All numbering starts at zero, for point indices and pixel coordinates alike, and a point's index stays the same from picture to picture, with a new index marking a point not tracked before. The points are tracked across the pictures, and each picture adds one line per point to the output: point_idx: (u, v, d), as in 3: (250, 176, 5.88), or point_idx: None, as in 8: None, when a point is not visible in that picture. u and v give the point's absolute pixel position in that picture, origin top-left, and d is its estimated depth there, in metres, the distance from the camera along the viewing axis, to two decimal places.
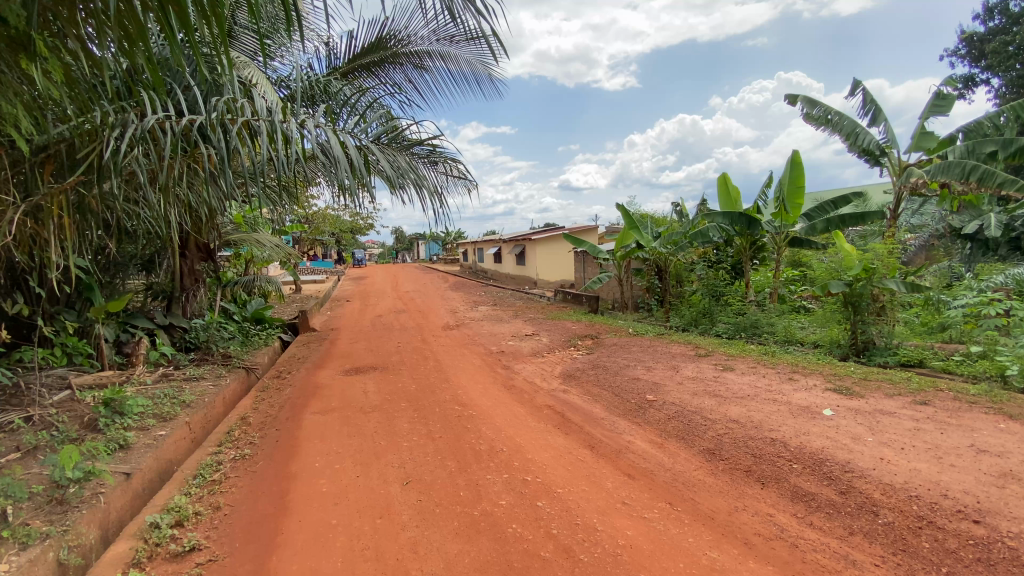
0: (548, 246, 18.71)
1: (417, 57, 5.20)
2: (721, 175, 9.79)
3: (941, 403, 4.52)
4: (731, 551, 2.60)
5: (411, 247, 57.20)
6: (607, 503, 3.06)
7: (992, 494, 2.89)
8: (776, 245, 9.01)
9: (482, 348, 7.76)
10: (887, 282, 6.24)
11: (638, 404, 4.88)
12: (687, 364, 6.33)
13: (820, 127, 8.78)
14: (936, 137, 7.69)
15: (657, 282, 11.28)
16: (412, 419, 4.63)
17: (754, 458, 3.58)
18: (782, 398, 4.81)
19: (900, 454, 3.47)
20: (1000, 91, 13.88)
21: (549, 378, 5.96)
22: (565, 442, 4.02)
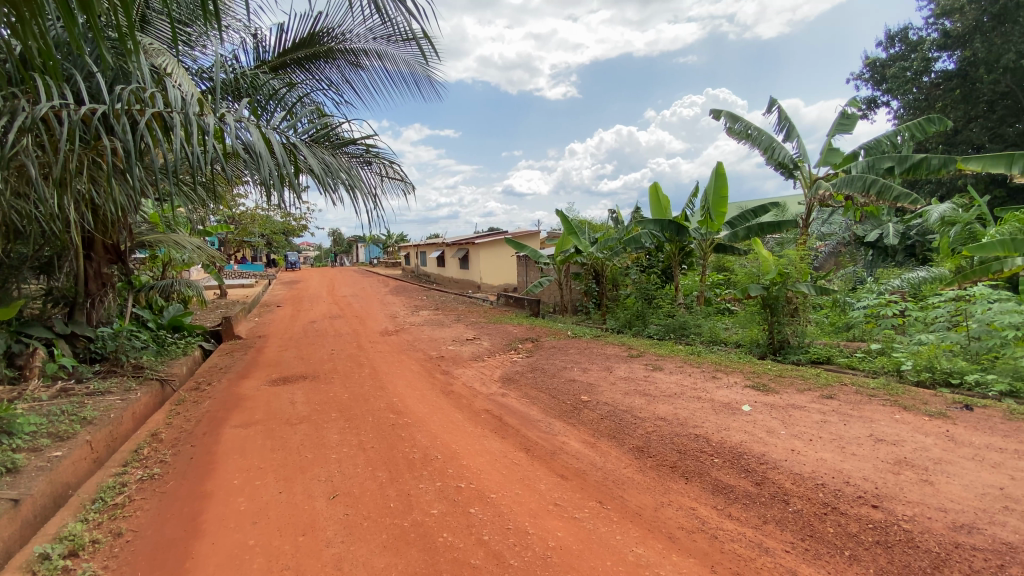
0: (491, 250, 18.73)
1: (353, 55, 5.04)
2: (653, 184, 10.23)
3: (845, 397, 4.92)
4: (656, 545, 2.68)
5: (350, 251, 55.47)
6: (539, 505, 3.07)
7: (888, 480, 3.17)
8: (702, 251, 9.45)
9: (421, 353, 7.62)
10: (799, 286, 6.78)
11: (573, 405, 4.97)
12: (621, 364, 6.52)
13: (741, 141, 9.38)
14: (841, 153, 8.43)
15: (594, 286, 11.61)
16: (342, 430, 4.44)
17: (679, 454, 3.73)
18: (706, 396, 5.06)
19: (808, 445, 3.74)
20: (899, 112, 15.43)
21: (488, 382, 5.93)
22: (500, 446, 4.00)
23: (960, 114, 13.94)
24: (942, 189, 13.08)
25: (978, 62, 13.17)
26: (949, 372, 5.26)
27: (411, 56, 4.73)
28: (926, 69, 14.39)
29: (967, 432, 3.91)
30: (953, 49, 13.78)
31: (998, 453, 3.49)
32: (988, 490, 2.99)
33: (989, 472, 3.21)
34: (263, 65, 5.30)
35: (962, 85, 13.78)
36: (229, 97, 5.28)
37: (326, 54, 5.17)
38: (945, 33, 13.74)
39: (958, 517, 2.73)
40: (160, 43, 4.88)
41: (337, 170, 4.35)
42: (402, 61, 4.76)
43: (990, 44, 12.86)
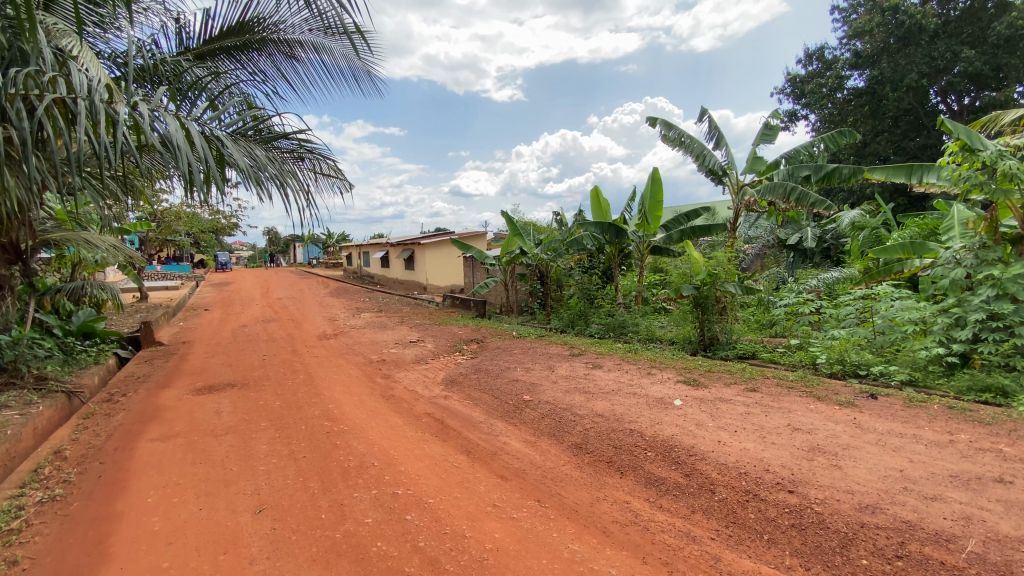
0: (436, 250, 18.50)
1: (287, 45, 4.82)
2: (595, 187, 10.48)
3: (766, 389, 5.26)
4: (590, 540, 2.74)
5: (287, 251, 53.09)
6: (477, 508, 3.05)
7: (804, 467, 3.40)
8: (640, 253, 9.81)
9: (360, 357, 7.39)
10: (727, 286, 7.18)
11: (515, 405, 4.98)
12: (563, 363, 6.61)
13: (675, 148, 9.81)
14: (764, 161, 9.00)
15: (539, 287, 11.74)
16: (272, 440, 4.23)
17: (615, 450, 3.83)
18: (642, 392, 5.23)
19: (733, 436, 3.96)
20: (816, 125, 16.66)
21: (430, 385, 5.84)
22: (441, 450, 3.95)
23: (868, 128, 15.32)
24: (853, 198, 14.26)
25: (884, 81, 14.42)
26: (857, 364, 5.75)
27: (348, 49, 4.59)
28: (840, 86, 15.50)
29: (872, 419, 4.28)
30: (863, 69, 15.00)
31: (898, 438, 3.84)
32: (890, 473, 3.27)
33: (891, 456, 3.53)
34: (187, 52, 4.94)
35: (870, 102, 14.98)
36: (146, 85, 4.89)
37: (257, 44, 4.91)
38: (856, 54, 14.97)
39: (863, 499, 2.97)
40: (64, 22, 4.43)
41: (266, 166, 4.13)
42: (339, 54, 4.61)
43: (895, 65, 14.16)
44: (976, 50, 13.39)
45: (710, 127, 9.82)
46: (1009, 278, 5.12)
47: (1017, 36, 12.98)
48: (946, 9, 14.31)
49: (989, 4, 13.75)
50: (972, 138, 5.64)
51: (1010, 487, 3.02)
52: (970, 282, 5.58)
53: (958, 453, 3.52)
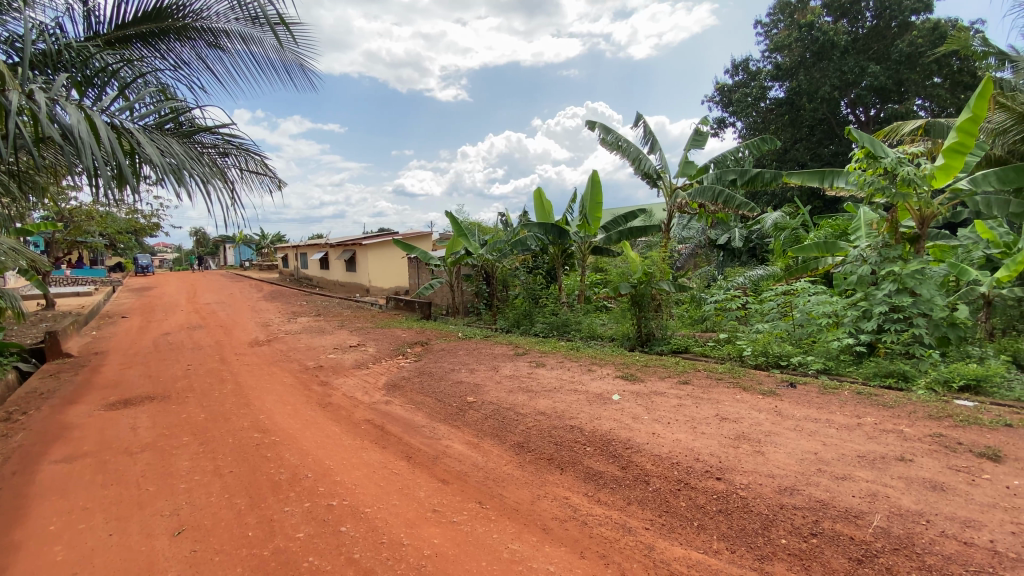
0: (378, 251, 18.06)
1: (212, 34, 4.54)
2: (537, 189, 10.63)
3: (697, 381, 5.54)
4: (530, 539, 2.76)
5: (217, 253, 50.05)
6: (417, 514, 3.00)
7: (730, 454, 3.60)
8: (581, 253, 10.07)
9: (296, 364, 7.07)
10: (661, 284, 7.51)
11: (459, 407, 4.94)
12: (507, 363, 6.63)
13: (613, 151, 10.12)
14: (695, 165, 9.47)
15: (484, 287, 11.70)
16: (195, 455, 3.96)
17: (556, 447, 3.89)
18: (583, 388, 5.35)
19: (667, 428, 4.13)
20: (742, 132, 17.68)
21: (370, 391, 5.68)
22: (380, 457, 3.85)
23: (788, 136, 16.34)
24: (776, 200, 15.25)
25: (801, 93, 15.58)
26: (779, 355, 6.16)
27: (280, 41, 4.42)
28: (762, 96, 16.57)
29: (791, 406, 4.61)
30: (783, 80, 16.12)
31: (813, 423, 4.15)
32: (806, 456, 3.53)
33: (807, 440, 3.80)
34: (96, 38, 4.44)
35: (789, 111, 16.15)
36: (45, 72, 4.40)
37: (177, 32, 4.56)
38: (778, 66, 16.06)
39: (782, 482, 3.18)
40: None
41: (187, 164, 3.85)
42: (269, 46, 4.41)
43: (811, 78, 15.34)
44: (881, 65, 14.70)
45: (644, 133, 10.22)
46: (908, 274, 5.63)
47: (915, 54, 14.36)
48: (855, 27, 15.62)
49: (891, 24, 15.14)
50: (875, 147, 6.11)
51: (909, 464, 3.33)
52: (874, 278, 6.08)
53: (865, 435, 3.85)
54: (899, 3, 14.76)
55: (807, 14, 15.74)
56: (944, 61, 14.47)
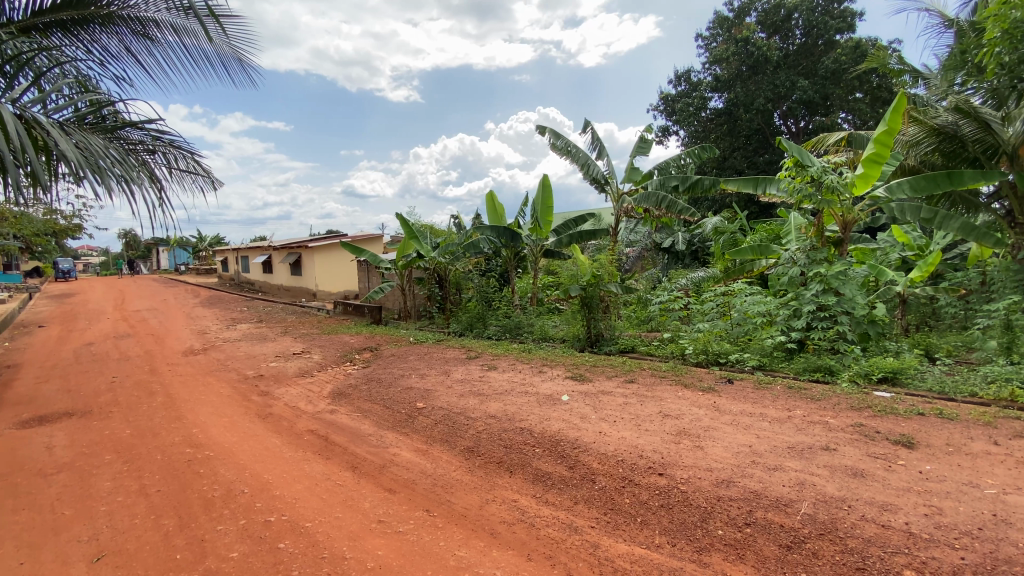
0: (325, 255, 17.49)
1: (140, 23, 4.26)
2: (489, 192, 10.64)
3: (642, 380, 5.71)
4: (478, 544, 2.75)
5: (149, 257, 46.89)
6: (361, 526, 2.91)
7: (672, 450, 3.73)
8: (534, 257, 10.16)
9: (234, 373, 6.72)
10: (609, 286, 7.70)
11: (408, 414, 4.84)
12: (458, 367, 6.59)
13: (562, 156, 10.29)
14: (640, 171, 9.78)
15: (437, 290, 11.52)
16: (118, 475, 3.67)
17: (505, 450, 3.89)
18: (533, 390, 5.39)
19: (613, 426, 4.23)
20: (685, 140, 18.40)
21: (315, 400, 5.47)
22: (323, 469, 3.71)
23: (727, 145, 17.11)
24: (716, 206, 15.97)
25: (738, 104, 16.43)
26: (718, 353, 6.45)
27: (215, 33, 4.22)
28: (703, 106, 17.32)
29: (728, 402, 4.84)
30: (722, 91, 16.90)
31: (748, 417, 4.36)
32: (741, 449, 3.70)
33: (742, 434, 3.99)
34: (9, 24, 4.06)
35: (728, 121, 16.95)
36: None
37: (100, 20, 4.23)
38: (717, 78, 16.82)
39: (720, 475, 3.32)
40: None
41: (104, 159, 3.55)
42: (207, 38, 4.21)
43: (747, 90, 16.21)
44: (809, 80, 15.73)
45: (593, 139, 10.47)
46: (833, 275, 6.04)
47: (839, 70, 15.45)
48: (786, 44, 16.61)
49: (818, 42, 16.22)
50: (803, 156, 6.50)
51: (833, 453, 3.56)
52: (803, 279, 6.47)
53: (795, 427, 4.09)
54: (824, 23, 15.83)
55: (743, 30, 16.60)
56: (864, 77, 15.63)
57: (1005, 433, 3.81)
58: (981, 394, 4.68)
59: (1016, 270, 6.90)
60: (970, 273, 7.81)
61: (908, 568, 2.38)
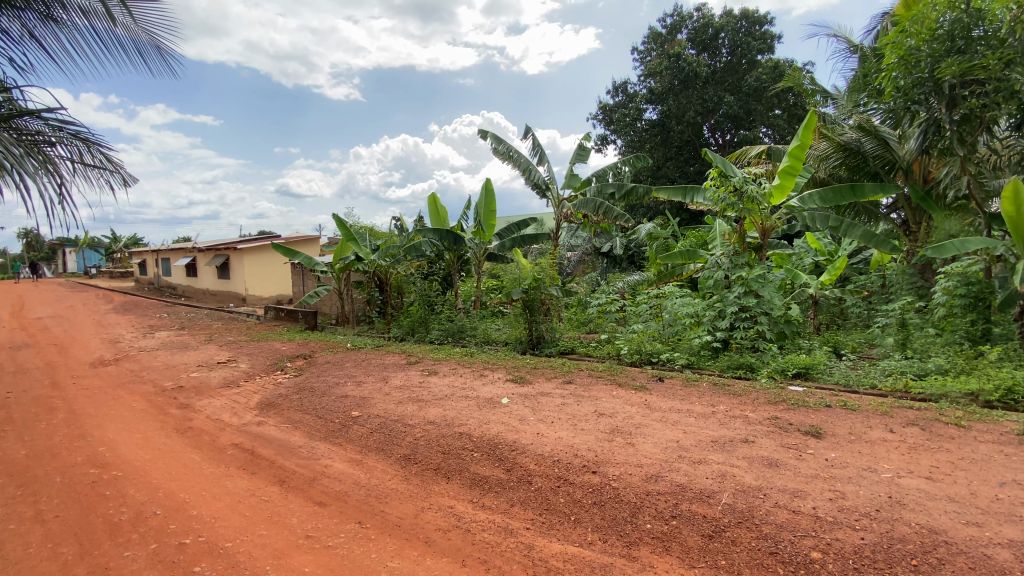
0: (256, 258, 16.61)
1: (43, 3, 3.86)
2: (431, 195, 10.53)
3: (580, 380, 5.84)
4: (411, 554, 2.69)
5: (53, 259, 42.54)
6: (287, 543, 2.78)
7: (605, 448, 3.84)
8: (477, 260, 10.14)
9: (150, 386, 6.22)
10: (549, 289, 7.85)
11: (341, 423, 4.67)
12: (397, 373, 6.44)
13: (504, 160, 10.38)
14: (579, 178, 10.04)
15: (377, 294, 11.21)
16: (9, 501, 3.30)
17: (443, 456, 3.84)
18: (473, 394, 5.37)
19: (550, 427, 4.29)
20: (621, 148, 19.06)
21: (240, 411, 5.17)
22: (247, 484, 3.51)
23: (660, 155, 17.91)
24: (650, 212, 16.67)
25: (671, 116, 17.27)
26: (651, 353, 6.72)
27: (137, 25, 3.93)
28: (638, 117, 18.03)
29: (659, 399, 5.04)
30: (656, 103, 17.67)
31: (676, 413, 4.58)
32: (669, 444, 3.87)
33: (670, 430, 4.18)
34: None
35: (661, 132, 17.75)
36: None
37: None
38: (651, 90, 17.55)
39: (649, 470, 3.46)
40: None
41: None
42: (135, 30, 3.95)
43: (679, 103, 17.05)
44: (734, 96, 16.76)
45: (533, 144, 10.64)
46: (753, 278, 6.48)
47: (760, 88, 16.57)
48: (714, 61, 17.62)
49: (741, 61, 17.30)
50: (725, 167, 6.94)
51: (752, 445, 3.80)
52: (727, 282, 6.88)
53: (719, 421, 4.33)
54: (747, 44, 16.97)
55: (674, 46, 17.45)
56: (782, 96, 16.85)
57: (899, 421, 4.23)
58: (880, 386, 5.17)
59: (909, 274, 7.68)
60: (871, 276, 8.58)
61: (814, 550, 2.58)
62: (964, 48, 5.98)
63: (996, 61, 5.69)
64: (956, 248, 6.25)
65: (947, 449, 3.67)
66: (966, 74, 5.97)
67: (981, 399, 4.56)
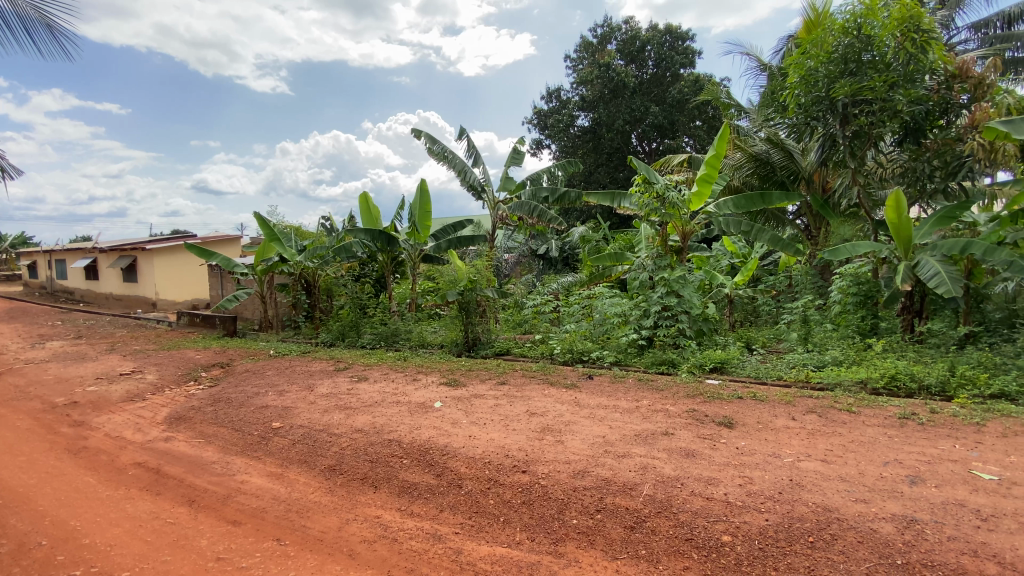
0: (168, 259, 15.38)
1: None
2: (362, 194, 10.24)
3: (513, 381, 5.89)
4: (334, 569, 2.59)
5: None
6: (195, 567, 2.58)
7: (536, 446, 3.90)
8: (411, 261, 9.96)
9: (36, 402, 5.55)
10: (484, 290, 7.85)
11: (261, 436, 4.41)
12: (324, 381, 6.16)
13: (439, 160, 10.28)
14: (514, 180, 10.14)
15: (304, 297, 10.70)
16: None
17: (370, 464, 3.72)
18: (405, 399, 5.26)
19: (482, 429, 4.29)
20: (555, 153, 19.46)
21: (145, 427, 4.74)
22: (150, 506, 3.23)
23: (592, 161, 18.47)
24: (584, 216, 17.16)
25: (602, 124, 17.89)
26: (581, 352, 6.90)
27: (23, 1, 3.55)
28: (571, 123, 18.50)
29: (588, 396, 5.19)
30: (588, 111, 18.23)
31: (604, 409, 4.73)
32: (596, 440, 3.99)
33: (598, 425, 4.31)
34: None
35: (593, 139, 18.32)
36: None
37: None
38: (583, 98, 18.06)
39: (577, 466, 3.55)
40: None
41: None
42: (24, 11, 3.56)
43: (609, 112, 17.69)
44: (659, 107, 17.59)
45: (468, 146, 10.63)
46: (674, 279, 6.85)
47: (682, 100, 17.48)
48: (641, 72, 18.40)
49: (666, 74, 18.19)
50: (649, 174, 7.26)
51: (671, 437, 4.01)
52: (651, 283, 7.22)
53: (642, 416, 4.53)
54: (671, 58, 17.88)
55: (605, 56, 18.07)
56: (702, 108, 17.89)
57: (800, 410, 4.62)
58: (785, 376, 5.65)
59: (811, 275, 8.43)
60: (779, 277, 9.30)
61: (725, 533, 2.76)
62: (855, 71, 6.65)
63: (881, 83, 6.40)
64: (848, 252, 6.93)
65: (840, 432, 4.06)
66: (857, 94, 6.65)
67: (869, 386, 5.11)
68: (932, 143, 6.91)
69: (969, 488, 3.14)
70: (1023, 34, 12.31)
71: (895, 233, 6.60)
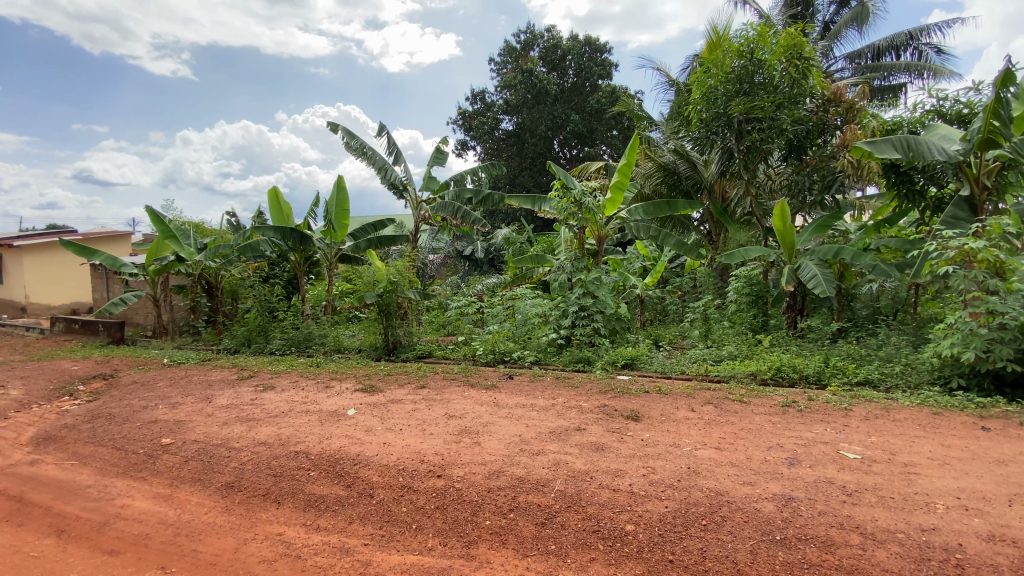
0: (40, 258, 13.60)
1: None
2: (271, 190, 9.64)
3: (433, 384, 5.82)
4: None
5: None
6: None
7: (452, 449, 3.89)
8: (328, 261, 9.54)
9: None
10: (404, 292, 7.69)
11: (147, 454, 4.01)
12: (225, 391, 5.72)
13: (357, 158, 9.94)
14: (437, 180, 10.04)
15: (205, 301, 9.85)
16: None
17: (273, 479, 3.51)
18: (315, 408, 5.01)
19: (397, 435, 4.21)
20: (480, 156, 19.55)
21: (4, 450, 4.14)
22: (6, 541, 2.82)
23: (516, 164, 18.78)
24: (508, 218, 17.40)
25: (525, 128, 18.24)
26: (503, 352, 6.97)
27: None
28: (495, 126, 18.69)
29: (506, 397, 5.25)
30: (511, 115, 18.51)
31: (520, 409, 4.82)
32: (512, 439, 4.05)
33: (514, 425, 4.38)
34: None
35: (517, 142, 18.62)
36: None
37: None
38: (507, 102, 18.29)
39: (492, 467, 3.58)
40: None
41: None
42: None
43: (532, 117, 18.08)
44: (580, 115, 18.20)
45: (389, 144, 10.37)
46: (590, 280, 7.15)
47: (601, 110, 18.16)
48: (563, 80, 18.93)
49: (586, 83, 18.80)
50: (566, 179, 7.49)
51: (583, 432, 4.17)
52: (570, 284, 7.46)
53: (556, 413, 4.66)
54: (590, 68, 18.55)
55: (528, 62, 18.40)
56: (619, 118, 18.70)
57: (699, 401, 5.00)
58: (687, 370, 6.07)
59: (713, 276, 9.12)
60: (685, 278, 9.96)
61: (628, 523, 2.91)
62: (748, 91, 7.31)
63: (769, 103, 7.08)
64: (743, 256, 7.58)
65: (732, 421, 4.44)
66: (750, 112, 7.30)
67: (758, 377, 5.63)
68: (811, 159, 7.71)
69: (837, 467, 3.56)
70: (887, 65, 14.20)
71: (781, 239, 7.30)
